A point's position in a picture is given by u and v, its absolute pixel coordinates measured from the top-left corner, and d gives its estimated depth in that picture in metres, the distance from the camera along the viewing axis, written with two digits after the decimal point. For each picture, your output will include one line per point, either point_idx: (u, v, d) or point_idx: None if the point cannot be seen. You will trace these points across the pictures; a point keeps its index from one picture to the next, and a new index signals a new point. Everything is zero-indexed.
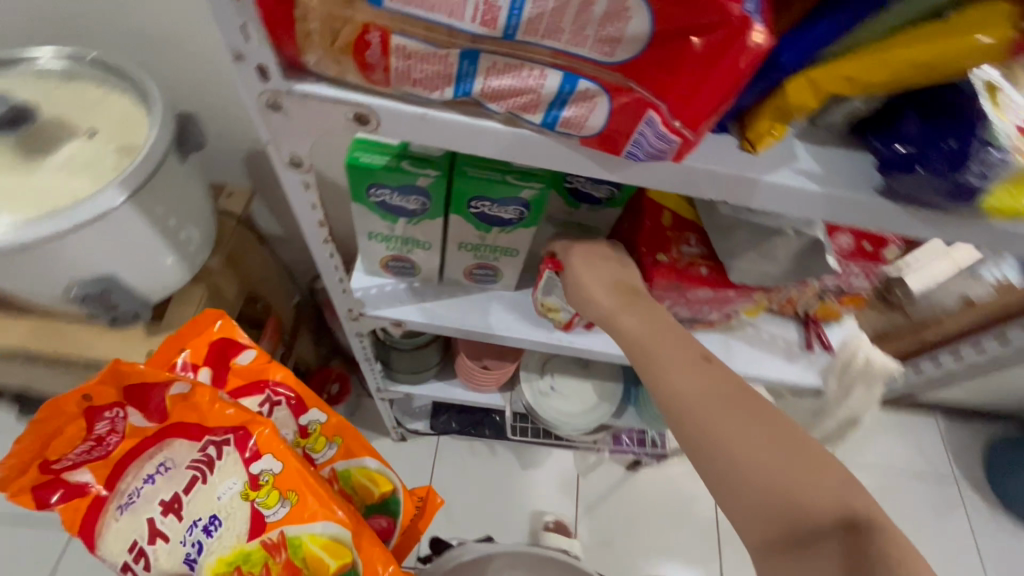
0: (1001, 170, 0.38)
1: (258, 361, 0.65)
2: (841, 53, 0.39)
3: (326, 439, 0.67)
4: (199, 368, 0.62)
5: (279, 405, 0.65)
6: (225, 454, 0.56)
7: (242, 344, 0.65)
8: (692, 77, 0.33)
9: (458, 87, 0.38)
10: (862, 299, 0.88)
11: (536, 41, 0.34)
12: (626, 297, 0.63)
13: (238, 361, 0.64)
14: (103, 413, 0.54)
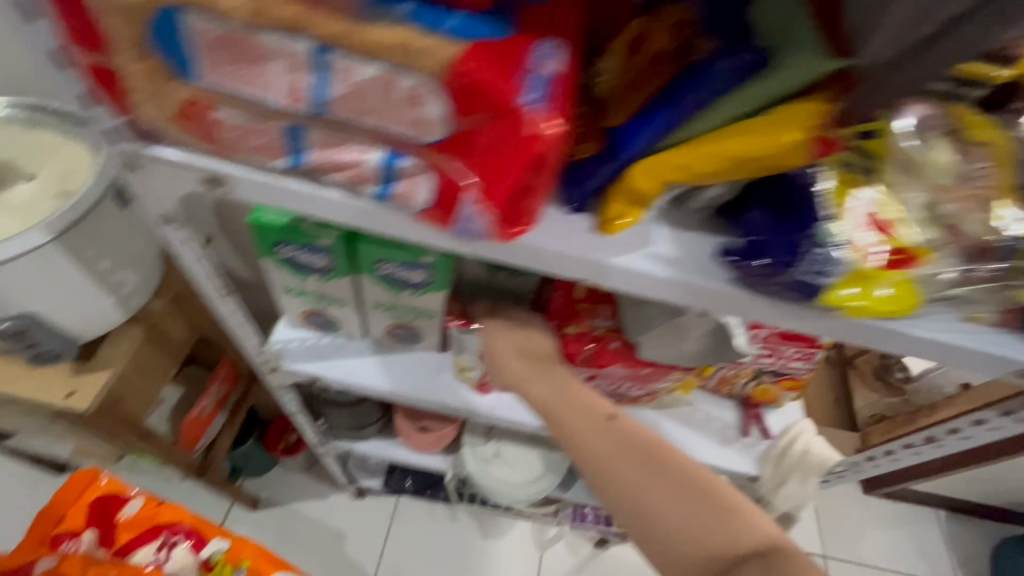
0: (833, 267, 0.38)
1: (144, 507, 0.79)
2: (677, 144, 0.40)
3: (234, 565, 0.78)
4: (80, 534, 0.76)
5: (175, 547, 0.77)
6: (174, 561, 0.76)
7: (128, 497, 0.80)
8: (492, 157, 0.34)
9: (292, 156, 0.39)
10: (801, 384, 0.84)
11: (350, 120, 0.35)
12: (533, 364, 0.67)
13: (124, 514, 0.78)
14: None
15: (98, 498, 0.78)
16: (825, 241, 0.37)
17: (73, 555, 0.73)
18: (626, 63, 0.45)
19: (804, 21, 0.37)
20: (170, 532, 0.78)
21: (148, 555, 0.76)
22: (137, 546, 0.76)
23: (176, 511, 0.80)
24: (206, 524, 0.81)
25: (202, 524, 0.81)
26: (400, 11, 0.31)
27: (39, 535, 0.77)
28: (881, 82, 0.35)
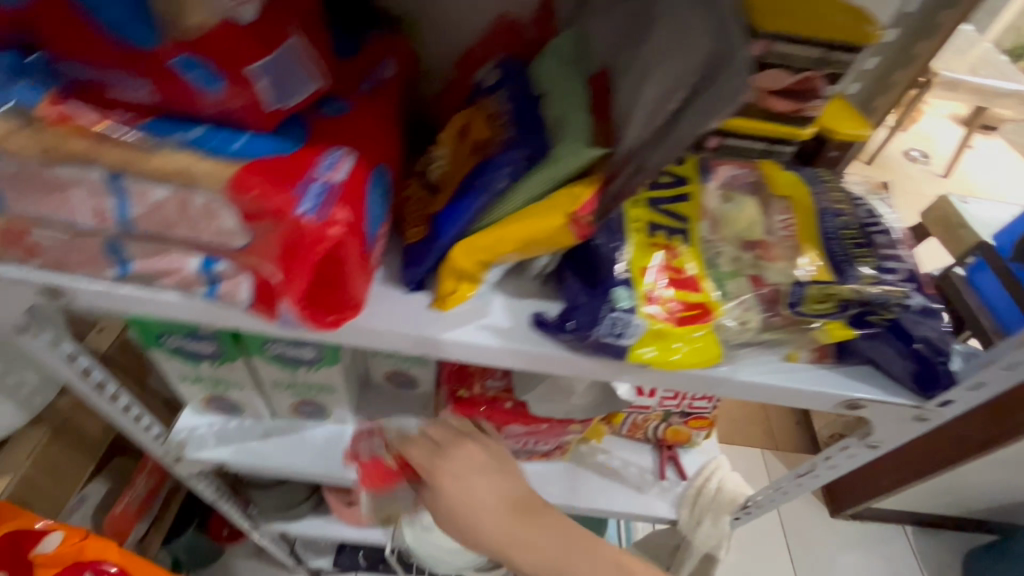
0: (630, 330, 0.42)
1: (69, 541, 0.65)
2: (486, 225, 0.43)
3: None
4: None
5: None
6: None
7: (43, 531, 0.64)
8: (283, 258, 0.36)
9: (117, 268, 0.41)
10: (709, 422, 0.86)
11: (162, 233, 0.38)
12: (506, 499, 0.55)
13: (42, 550, 0.63)
14: None
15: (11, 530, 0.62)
16: (620, 305, 0.42)
17: None
18: (455, 150, 0.50)
19: (576, 114, 0.42)
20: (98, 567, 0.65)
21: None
22: None
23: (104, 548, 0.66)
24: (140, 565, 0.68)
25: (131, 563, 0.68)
26: (186, 135, 0.35)
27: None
28: (642, 162, 0.38)
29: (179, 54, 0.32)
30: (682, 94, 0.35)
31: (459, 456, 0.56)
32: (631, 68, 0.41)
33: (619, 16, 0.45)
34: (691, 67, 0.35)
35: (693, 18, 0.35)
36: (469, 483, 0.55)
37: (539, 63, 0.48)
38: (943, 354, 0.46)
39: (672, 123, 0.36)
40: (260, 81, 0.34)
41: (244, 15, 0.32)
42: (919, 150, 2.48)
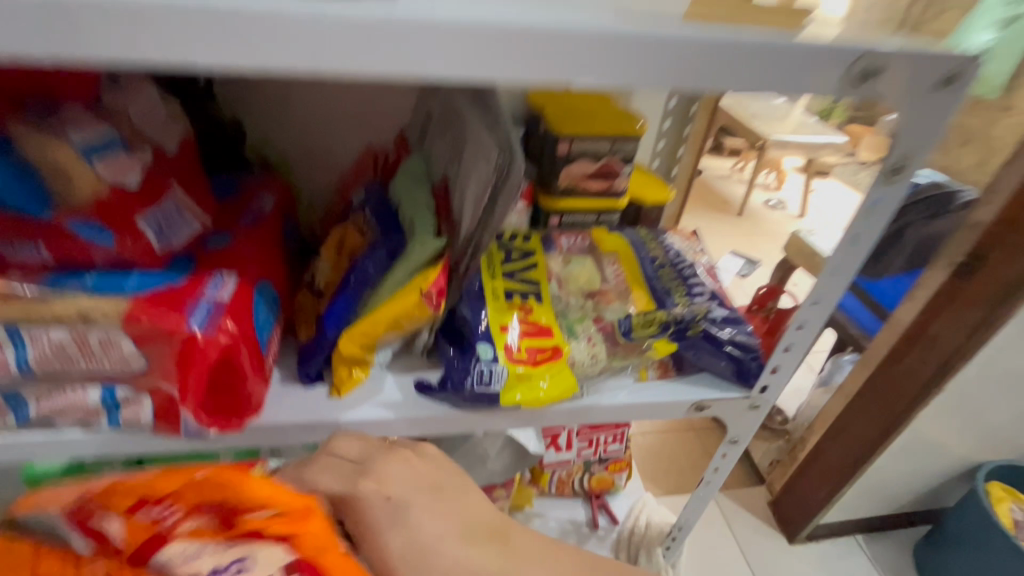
0: (496, 377, 0.50)
1: (285, 521, 0.36)
2: (362, 313, 0.51)
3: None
4: (189, 513, 0.37)
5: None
6: None
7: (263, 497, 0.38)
8: (179, 372, 0.41)
9: (16, 414, 0.43)
10: (628, 464, 0.93)
11: (60, 372, 0.42)
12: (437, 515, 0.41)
13: (252, 519, 0.37)
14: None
15: (237, 490, 0.38)
16: (486, 359, 0.51)
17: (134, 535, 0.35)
18: (336, 261, 0.58)
19: (422, 215, 0.53)
20: (295, 555, 0.35)
21: (233, 575, 0.32)
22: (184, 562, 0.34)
23: (345, 564, 0.36)
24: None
25: (343, 574, 0.35)
26: (82, 282, 0.41)
27: (135, 491, 0.38)
28: (475, 243, 0.49)
29: (75, 219, 0.39)
30: (489, 190, 0.47)
31: (335, 477, 0.43)
32: (457, 176, 0.53)
33: (446, 139, 0.58)
34: (490, 171, 0.47)
35: (485, 136, 0.49)
36: (431, 518, 0.41)
37: (394, 182, 0.60)
38: (753, 352, 0.58)
39: (487, 213, 0.48)
40: (146, 231, 0.42)
41: (128, 183, 0.41)
42: (776, 200, 2.93)
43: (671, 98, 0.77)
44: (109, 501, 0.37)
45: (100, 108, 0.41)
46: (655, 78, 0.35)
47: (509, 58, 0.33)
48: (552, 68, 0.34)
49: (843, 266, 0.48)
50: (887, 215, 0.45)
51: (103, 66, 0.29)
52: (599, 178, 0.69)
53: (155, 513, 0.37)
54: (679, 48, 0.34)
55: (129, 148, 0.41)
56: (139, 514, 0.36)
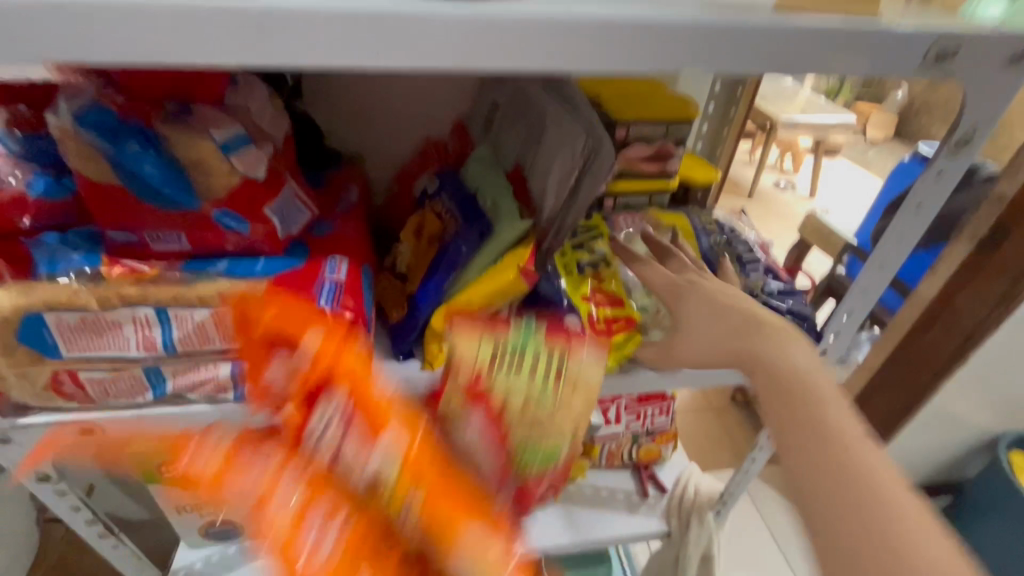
0: None
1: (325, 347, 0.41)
2: (457, 289, 0.55)
3: (403, 493, 0.36)
4: (277, 363, 0.41)
5: (347, 439, 0.38)
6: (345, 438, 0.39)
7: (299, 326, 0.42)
8: None
9: (155, 388, 0.48)
10: (674, 436, 0.97)
11: (197, 348, 0.46)
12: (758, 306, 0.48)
13: (308, 357, 0.40)
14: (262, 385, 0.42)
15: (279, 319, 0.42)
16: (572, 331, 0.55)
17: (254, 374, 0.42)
18: (415, 245, 0.62)
19: (506, 198, 0.58)
20: (344, 401, 0.39)
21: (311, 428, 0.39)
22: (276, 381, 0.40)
23: (380, 404, 0.40)
24: (385, 424, 0.39)
25: (380, 418, 0.39)
26: (217, 268, 0.45)
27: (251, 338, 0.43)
28: (559, 223, 0.56)
29: (216, 208, 0.44)
30: (577, 169, 0.53)
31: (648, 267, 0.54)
32: (536, 161, 0.59)
33: (519, 128, 0.63)
34: (577, 156, 0.53)
35: (569, 123, 0.55)
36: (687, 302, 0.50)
37: (466, 169, 0.64)
38: (807, 319, 0.63)
39: (575, 190, 0.55)
40: (274, 218, 0.46)
41: (256, 174, 0.44)
42: (786, 181, 2.95)
43: (716, 80, 0.80)
44: (239, 326, 0.44)
45: (226, 106, 0.45)
46: (753, 63, 0.39)
47: (627, 50, 0.37)
48: (664, 57, 0.37)
49: (906, 231, 0.52)
50: (952, 182, 0.49)
51: (284, 68, 0.33)
52: (653, 161, 0.72)
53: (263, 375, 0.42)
54: (769, 35, 0.38)
55: (256, 142, 0.45)
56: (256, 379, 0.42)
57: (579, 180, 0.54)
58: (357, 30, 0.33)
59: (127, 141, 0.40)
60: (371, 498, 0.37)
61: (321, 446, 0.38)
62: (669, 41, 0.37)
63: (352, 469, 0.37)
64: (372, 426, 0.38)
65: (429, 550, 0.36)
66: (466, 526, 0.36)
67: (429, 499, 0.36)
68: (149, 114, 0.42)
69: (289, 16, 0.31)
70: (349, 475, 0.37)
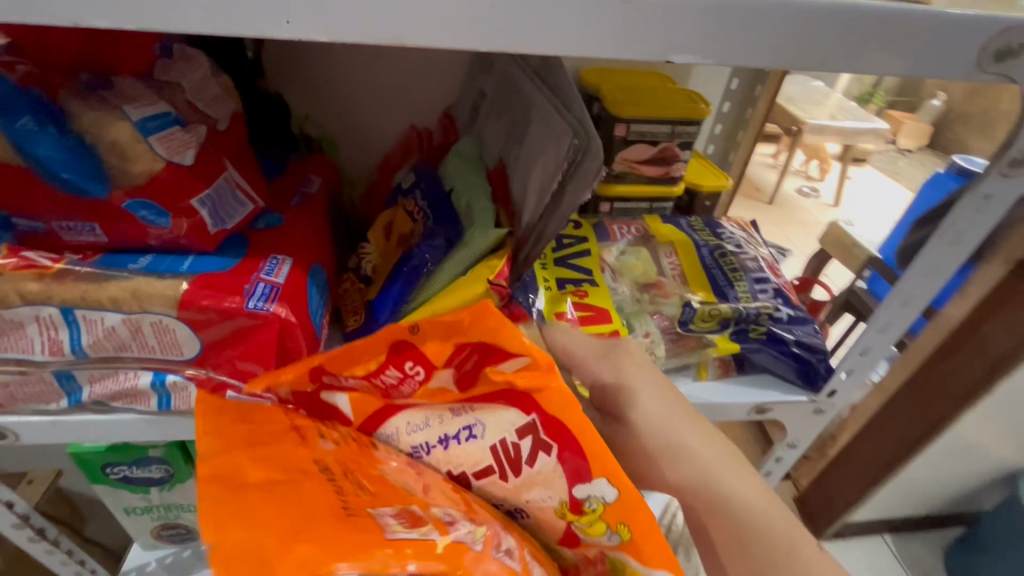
0: None
1: (528, 377, 0.30)
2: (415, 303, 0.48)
3: (606, 523, 0.29)
4: (438, 368, 0.33)
5: (537, 463, 0.30)
6: (538, 464, 0.30)
7: (501, 351, 0.30)
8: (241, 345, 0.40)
9: (70, 395, 0.42)
10: None
11: (112, 353, 0.40)
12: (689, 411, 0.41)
13: (498, 372, 0.31)
14: (403, 364, 0.33)
15: (476, 335, 0.31)
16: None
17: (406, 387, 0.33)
18: (383, 246, 0.56)
19: (481, 200, 0.52)
20: (533, 418, 0.30)
21: (467, 442, 0.32)
22: (478, 399, 0.32)
23: (590, 426, 0.29)
24: (603, 455, 0.28)
25: (593, 450, 0.28)
26: (138, 264, 0.39)
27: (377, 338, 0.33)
28: (539, 229, 0.47)
29: (130, 198, 0.38)
30: (558, 178, 0.45)
31: (587, 343, 0.41)
32: (517, 160, 0.52)
33: (503, 121, 0.56)
34: (559, 159, 0.45)
35: (555, 118, 0.47)
36: (650, 402, 0.39)
37: (445, 165, 0.57)
38: (821, 353, 0.56)
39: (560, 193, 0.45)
40: (201, 210, 0.40)
41: (182, 161, 0.39)
42: (810, 187, 2.83)
43: (733, 76, 0.73)
44: (393, 348, 0.33)
45: (154, 81, 0.40)
46: (773, 56, 0.30)
47: (609, 34, 0.28)
48: (655, 45, 0.29)
49: (944, 261, 0.45)
50: (998, 215, 0.42)
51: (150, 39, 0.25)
52: (656, 164, 0.65)
53: (397, 368, 0.33)
54: (797, 19, 0.29)
55: (185, 126, 0.40)
56: (378, 375, 0.34)
57: (565, 183, 0.45)
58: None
59: (21, 114, 0.34)
60: (566, 519, 0.31)
61: (500, 461, 0.32)
62: (667, 23, 0.29)
63: (540, 490, 0.31)
64: (580, 457, 0.29)
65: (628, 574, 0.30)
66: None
67: (645, 538, 0.28)
68: (57, 87, 0.36)
69: None
70: (532, 495, 0.31)
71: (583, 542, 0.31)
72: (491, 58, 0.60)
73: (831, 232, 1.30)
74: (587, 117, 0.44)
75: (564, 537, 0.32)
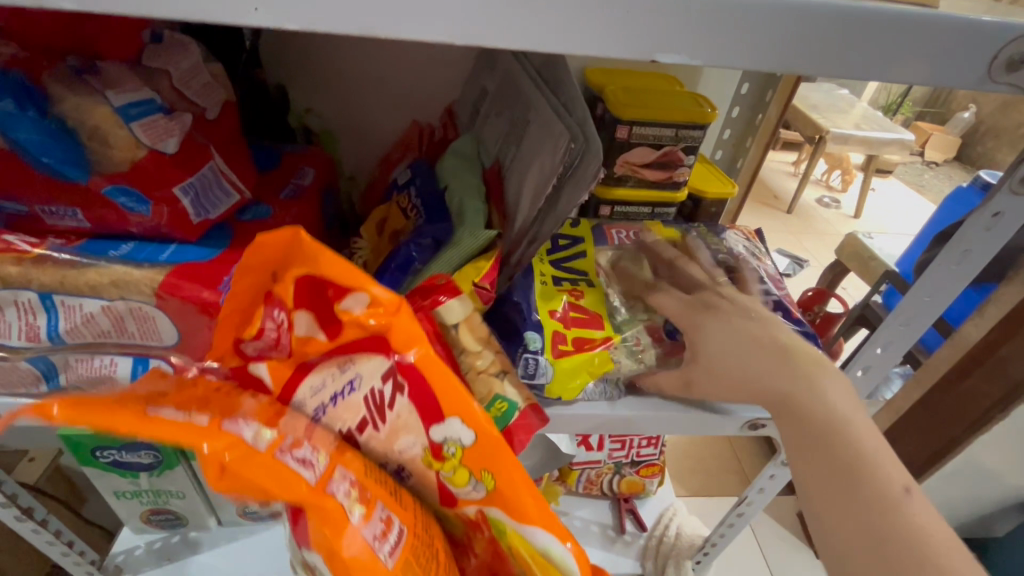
0: (540, 371, 0.47)
1: (379, 318, 0.35)
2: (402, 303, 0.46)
3: (469, 471, 0.38)
4: (296, 310, 0.36)
5: (400, 406, 0.37)
6: (402, 408, 0.37)
7: (348, 287, 0.35)
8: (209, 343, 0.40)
9: (48, 382, 0.42)
10: (659, 470, 0.89)
11: (91, 337, 0.40)
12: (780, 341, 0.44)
13: (346, 312, 0.35)
14: (271, 310, 0.36)
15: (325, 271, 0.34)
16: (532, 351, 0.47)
17: (283, 337, 0.37)
18: (375, 242, 0.56)
19: (473, 200, 0.50)
20: (393, 361, 0.36)
21: (347, 395, 0.37)
22: (349, 348, 0.37)
23: (438, 367, 0.36)
24: (457, 403, 0.36)
25: (445, 393, 0.36)
26: (118, 251, 0.39)
27: (244, 288, 0.36)
28: (533, 234, 0.46)
29: (110, 184, 0.38)
30: (553, 180, 0.44)
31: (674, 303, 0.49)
32: (513, 160, 0.50)
33: (502, 120, 0.54)
34: (556, 162, 0.44)
35: (554, 118, 0.46)
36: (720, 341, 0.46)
37: (442, 162, 0.56)
38: None
39: (557, 193, 0.44)
40: (183, 199, 0.40)
41: (165, 149, 0.39)
42: (830, 198, 2.77)
43: (744, 82, 0.71)
44: (256, 300, 0.36)
45: (140, 67, 0.40)
46: (762, 57, 0.29)
47: (588, 28, 0.27)
48: (639, 41, 0.28)
49: (952, 278, 0.43)
50: (1010, 231, 0.39)
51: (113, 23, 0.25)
52: (659, 168, 0.63)
53: (271, 320, 0.36)
54: (790, 18, 0.28)
55: (169, 113, 0.39)
56: (261, 330, 0.37)
57: (560, 186, 0.44)
58: None
59: (1, 97, 0.34)
60: (433, 468, 0.38)
61: (371, 411, 0.37)
62: (648, 19, 0.27)
63: (407, 438, 0.38)
64: (432, 399, 0.36)
65: (500, 526, 0.38)
66: (538, 514, 0.37)
67: (502, 482, 0.37)
68: (41, 69, 0.36)
69: None
70: (401, 444, 0.38)
71: (459, 501, 0.39)
72: (496, 55, 0.58)
73: (847, 244, 1.27)
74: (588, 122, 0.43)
75: (442, 493, 0.40)
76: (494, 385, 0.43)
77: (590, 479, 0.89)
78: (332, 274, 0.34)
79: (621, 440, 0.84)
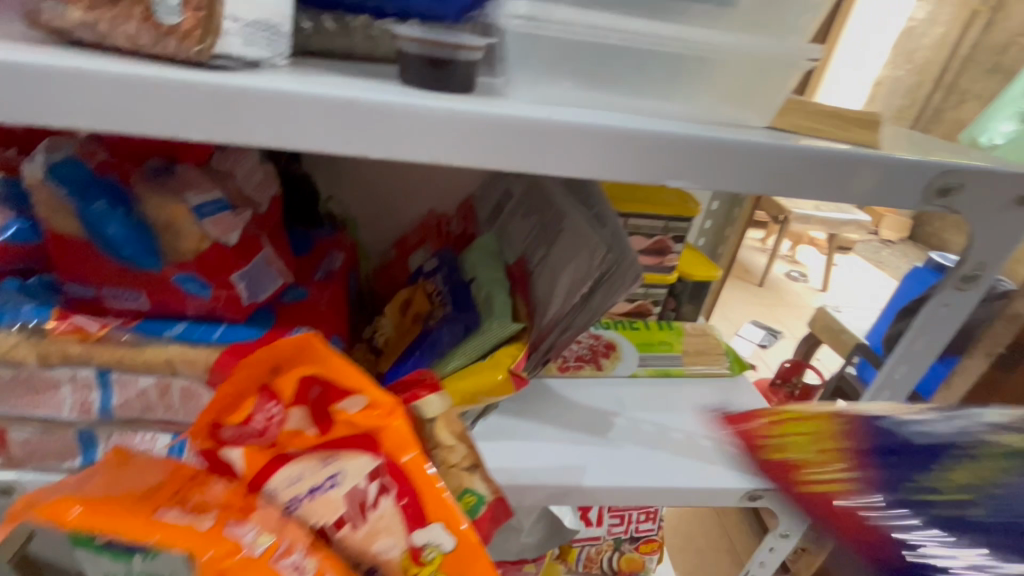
0: None
1: (374, 413, 0.40)
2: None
3: None
4: (292, 406, 0.40)
5: (382, 505, 0.38)
6: (383, 506, 0.38)
7: (344, 387, 0.40)
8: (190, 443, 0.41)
9: (85, 455, 0.43)
10: (657, 547, 0.89)
11: (136, 413, 0.43)
12: None
13: (343, 411, 0.40)
14: (265, 404, 0.40)
15: (328, 371, 0.40)
16: None
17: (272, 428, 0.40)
18: (398, 321, 0.60)
19: (500, 292, 0.56)
20: (380, 461, 0.39)
21: (328, 491, 0.39)
22: (338, 443, 0.40)
23: (423, 469, 0.39)
24: (442, 505, 0.38)
25: (428, 495, 0.38)
26: (172, 331, 0.42)
27: (243, 380, 0.40)
28: (565, 321, 0.51)
29: (181, 271, 0.42)
30: (588, 283, 0.50)
31: None
32: (542, 260, 0.57)
33: (531, 222, 0.61)
34: (596, 267, 0.50)
35: (589, 230, 0.53)
36: None
37: (466, 254, 0.62)
38: None
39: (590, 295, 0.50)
40: (240, 284, 0.44)
41: (228, 240, 0.43)
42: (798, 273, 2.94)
43: None
44: (248, 392, 0.40)
45: (212, 170, 0.45)
46: (748, 182, 0.36)
47: (610, 158, 0.34)
48: (649, 169, 0.34)
49: (917, 355, 0.49)
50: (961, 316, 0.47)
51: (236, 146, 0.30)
52: (651, 254, 0.70)
53: (264, 411, 0.40)
54: (767, 156, 0.35)
55: (235, 209, 0.44)
56: (249, 418, 0.40)
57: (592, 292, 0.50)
58: (319, 116, 0.30)
59: (96, 198, 0.39)
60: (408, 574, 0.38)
61: (351, 508, 0.39)
62: (658, 153, 0.34)
63: (385, 538, 0.38)
64: (416, 501, 0.38)
65: None
66: None
67: None
68: (129, 173, 0.42)
69: (243, 103, 0.30)
70: (378, 545, 0.38)
71: None
72: None
73: (818, 318, 1.36)
74: (623, 236, 0.50)
75: None
76: (465, 480, 0.43)
77: (589, 557, 0.88)
78: (335, 376, 0.40)
79: (619, 514, 0.85)
